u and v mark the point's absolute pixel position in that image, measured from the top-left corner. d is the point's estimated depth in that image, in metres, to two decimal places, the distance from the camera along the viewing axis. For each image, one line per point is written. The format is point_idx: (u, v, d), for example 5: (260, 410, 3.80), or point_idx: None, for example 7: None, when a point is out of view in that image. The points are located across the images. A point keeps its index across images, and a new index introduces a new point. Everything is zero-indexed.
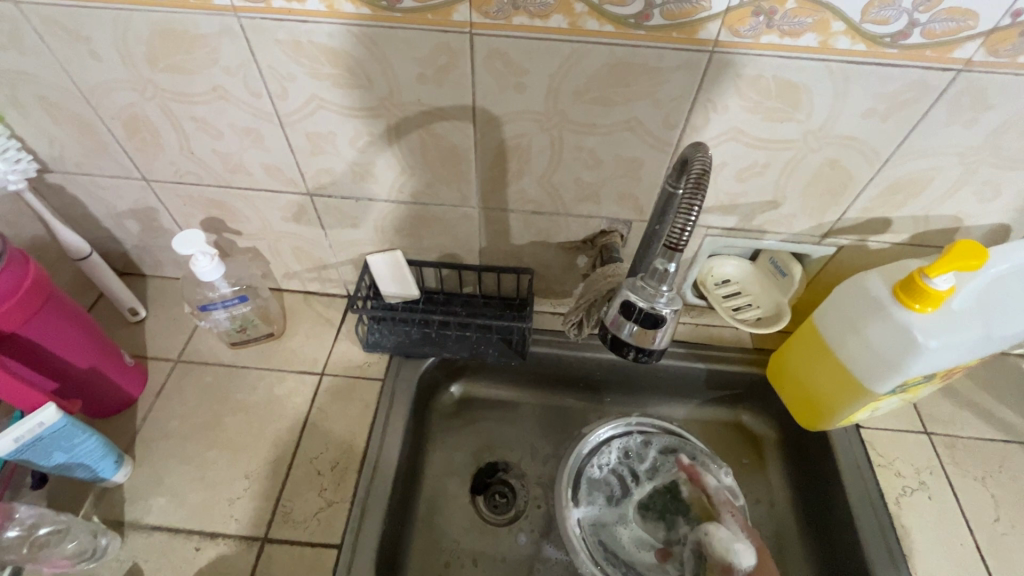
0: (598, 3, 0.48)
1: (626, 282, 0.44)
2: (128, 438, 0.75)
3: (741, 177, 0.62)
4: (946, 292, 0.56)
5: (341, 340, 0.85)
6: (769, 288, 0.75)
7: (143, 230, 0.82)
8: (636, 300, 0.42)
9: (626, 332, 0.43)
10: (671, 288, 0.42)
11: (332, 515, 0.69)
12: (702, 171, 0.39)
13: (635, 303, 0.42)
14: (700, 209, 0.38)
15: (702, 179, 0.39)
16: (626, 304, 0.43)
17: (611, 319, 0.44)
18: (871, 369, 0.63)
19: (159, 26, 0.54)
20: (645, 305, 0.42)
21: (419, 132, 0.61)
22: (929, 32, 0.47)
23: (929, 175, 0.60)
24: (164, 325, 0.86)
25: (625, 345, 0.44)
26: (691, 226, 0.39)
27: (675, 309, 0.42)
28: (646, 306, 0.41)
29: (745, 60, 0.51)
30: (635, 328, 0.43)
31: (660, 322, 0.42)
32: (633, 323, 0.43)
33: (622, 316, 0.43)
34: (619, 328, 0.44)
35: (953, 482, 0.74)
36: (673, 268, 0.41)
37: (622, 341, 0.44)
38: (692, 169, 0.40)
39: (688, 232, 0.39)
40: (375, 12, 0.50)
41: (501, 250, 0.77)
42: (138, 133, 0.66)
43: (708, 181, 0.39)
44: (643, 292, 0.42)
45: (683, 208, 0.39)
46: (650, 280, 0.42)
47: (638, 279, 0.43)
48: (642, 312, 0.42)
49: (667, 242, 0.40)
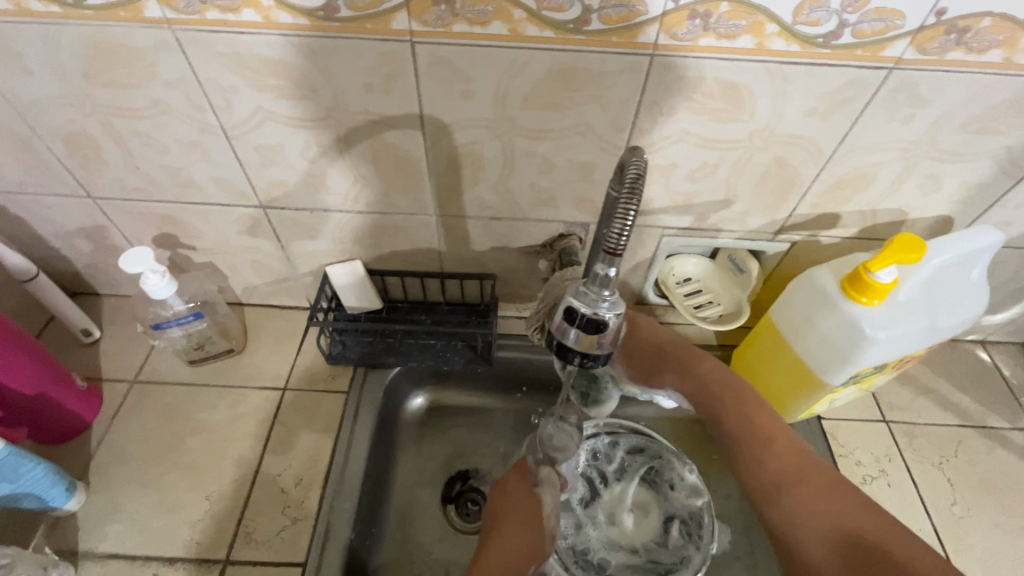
0: (536, 9, 0.48)
1: (570, 288, 0.44)
2: (82, 464, 0.73)
3: (693, 177, 0.63)
4: (890, 284, 0.58)
5: (304, 353, 0.84)
6: (728, 286, 0.76)
7: (93, 248, 0.79)
8: (578, 305, 0.42)
9: (571, 338, 0.43)
10: (613, 292, 0.42)
11: (297, 532, 0.68)
12: (637, 174, 0.40)
13: (577, 309, 0.42)
14: (636, 213, 0.38)
15: (638, 183, 0.39)
16: (569, 310, 0.43)
17: (556, 326, 0.44)
18: (826, 361, 0.64)
19: (90, 40, 0.52)
20: (587, 310, 0.42)
21: (370, 141, 0.61)
22: (860, 32, 0.48)
23: (873, 170, 0.61)
24: (120, 345, 0.84)
25: (570, 350, 0.44)
26: (628, 230, 0.38)
27: (618, 313, 0.42)
28: (589, 312, 0.41)
29: (686, 62, 0.51)
30: (580, 334, 0.43)
31: (603, 326, 0.42)
32: (576, 329, 0.42)
33: (566, 322, 0.43)
34: (564, 334, 0.43)
35: (911, 468, 0.75)
36: (614, 273, 0.41)
37: (568, 347, 0.44)
38: (627, 173, 0.40)
39: (625, 236, 0.39)
40: (314, 22, 0.50)
41: (462, 256, 0.77)
42: (78, 149, 0.64)
43: (643, 184, 0.39)
44: (584, 297, 0.42)
45: (620, 212, 0.39)
46: (591, 285, 0.42)
47: (581, 285, 0.43)
48: (585, 318, 0.42)
49: (606, 247, 0.39)
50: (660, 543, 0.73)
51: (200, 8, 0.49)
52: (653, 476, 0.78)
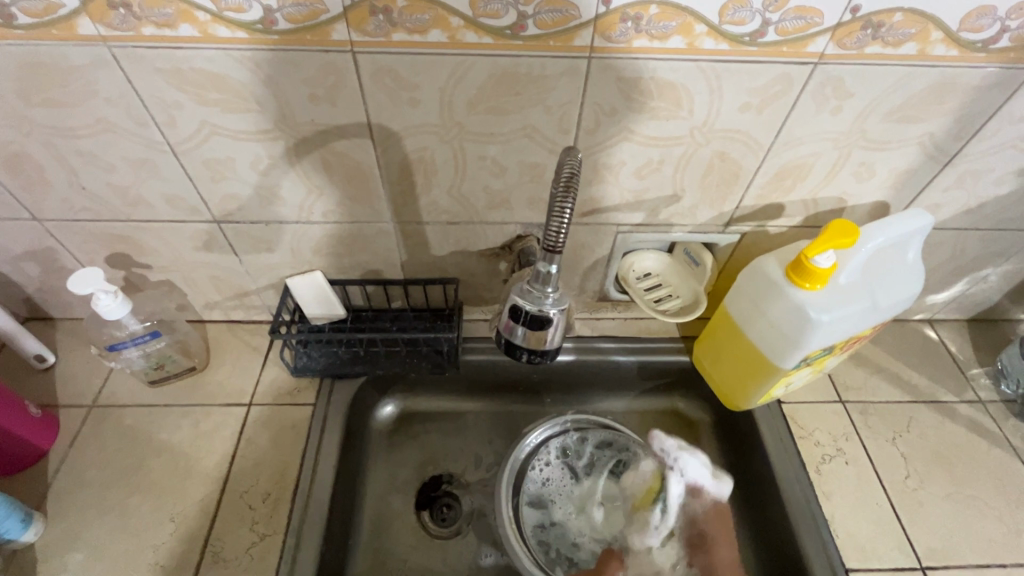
0: (473, 16, 0.49)
1: (514, 287, 0.46)
2: (39, 493, 0.71)
3: (641, 175, 0.65)
4: (829, 269, 0.60)
5: (269, 367, 0.83)
6: (685, 279, 0.77)
7: (43, 271, 0.77)
8: (523, 303, 0.45)
9: (519, 336, 0.46)
10: (555, 288, 0.45)
11: (265, 548, 0.67)
12: (571, 173, 0.41)
13: (522, 307, 0.45)
14: (571, 211, 0.40)
15: (573, 182, 0.41)
16: (515, 307, 0.45)
17: (503, 325, 0.46)
18: (778, 347, 0.66)
19: (24, 60, 0.52)
20: (533, 307, 0.44)
21: (319, 151, 0.61)
22: (783, 30, 0.50)
23: (810, 161, 0.64)
24: (76, 369, 0.82)
25: (518, 348, 0.46)
26: (565, 227, 0.41)
27: (562, 308, 0.45)
28: (534, 309, 0.44)
29: (623, 63, 0.53)
30: (526, 330, 0.45)
31: (548, 321, 0.45)
32: (523, 326, 0.45)
33: (513, 321, 0.45)
34: (512, 333, 0.46)
35: (867, 445, 0.78)
36: (555, 270, 0.44)
37: (517, 344, 0.46)
38: (562, 173, 0.42)
39: (563, 232, 0.41)
40: (253, 35, 0.50)
41: (423, 262, 0.77)
42: (20, 171, 0.63)
43: (577, 183, 0.41)
44: (529, 296, 0.44)
45: (556, 211, 0.40)
46: (533, 283, 0.45)
47: (525, 283, 0.46)
48: (531, 314, 0.44)
49: (545, 246, 0.42)
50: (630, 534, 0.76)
51: (136, 24, 0.49)
52: (621, 468, 0.80)
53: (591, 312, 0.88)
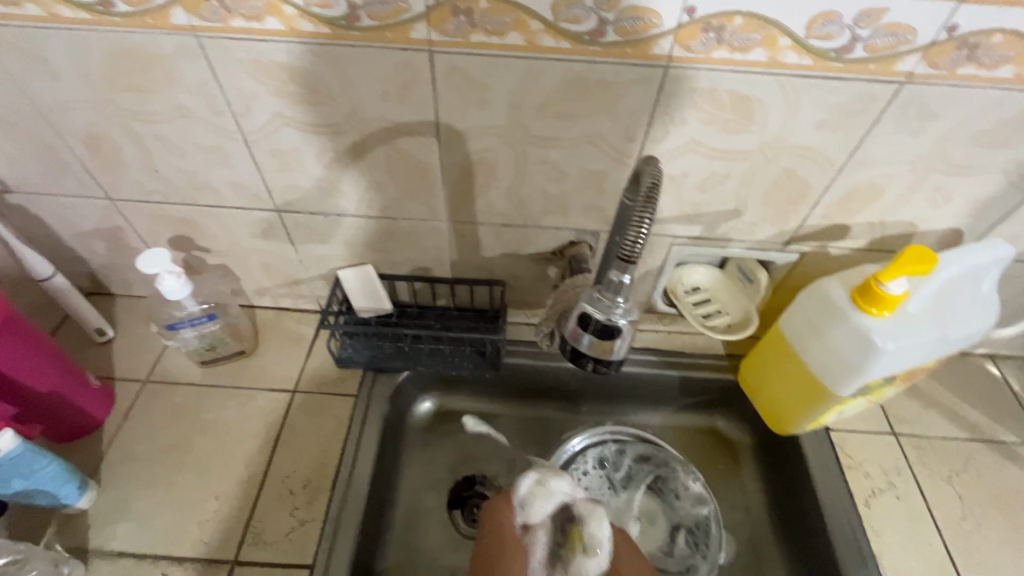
0: (553, 20, 0.49)
1: (583, 294, 0.45)
2: (94, 462, 0.73)
3: (703, 188, 0.64)
4: (900, 296, 0.58)
5: (314, 355, 0.84)
6: (736, 296, 0.75)
7: (109, 248, 0.81)
8: (592, 312, 0.44)
9: (586, 344, 0.45)
10: (625, 298, 0.43)
11: (304, 534, 0.68)
12: (652, 184, 0.41)
13: (591, 315, 0.44)
14: (651, 222, 0.40)
15: (654, 193, 0.40)
16: (583, 315, 0.45)
17: (570, 332, 0.46)
18: (835, 373, 0.64)
19: (116, 46, 0.54)
20: (602, 316, 0.43)
21: (385, 147, 0.62)
22: (871, 46, 0.49)
23: (883, 183, 0.61)
24: (132, 345, 0.85)
25: (583, 356, 0.46)
26: (643, 238, 0.40)
27: (631, 320, 0.43)
28: (603, 318, 0.43)
29: (699, 73, 0.52)
30: (593, 339, 0.44)
31: (617, 331, 0.44)
32: (591, 335, 0.44)
33: (581, 328, 0.45)
34: (579, 341, 0.45)
35: (920, 482, 0.75)
36: (628, 280, 0.43)
37: (582, 352, 0.46)
38: (643, 182, 0.41)
39: (640, 243, 0.40)
40: (334, 30, 0.51)
41: (473, 262, 0.78)
42: (100, 152, 0.66)
43: (658, 194, 0.40)
44: (598, 306, 0.43)
45: (635, 221, 0.40)
46: (604, 293, 0.44)
47: (596, 291, 0.45)
48: (598, 323, 0.44)
49: (621, 255, 0.41)
50: (667, 552, 0.74)
51: (225, 16, 0.51)
52: (659, 485, 0.79)
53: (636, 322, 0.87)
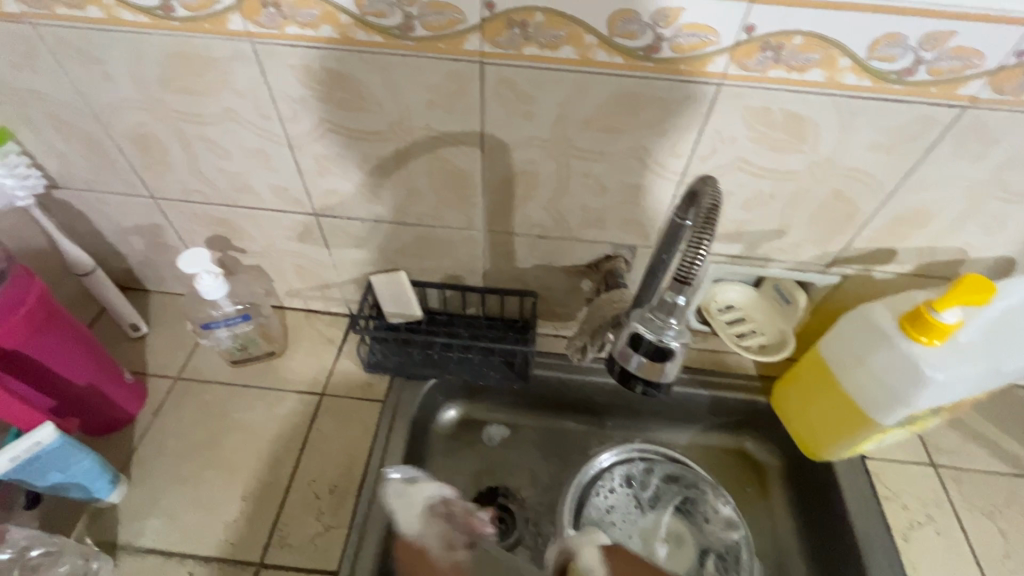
0: (608, 35, 0.48)
1: (634, 315, 0.45)
2: (124, 456, 0.74)
3: (748, 207, 0.63)
4: (953, 326, 0.56)
5: (342, 359, 0.84)
6: (771, 316, 0.74)
7: (147, 246, 0.82)
8: (644, 334, 0.44)
9: (636, 365, 0.45)
10: (678, 320, 0.43)
11: (329, 540, 0.68)
12: (711, 207, 0.40)
13: (642, 337, 0.44)
14: (709, 246, 0.39)
15: (714, 215, 0.40)
16: (634, 336, 0.45)
17: (619, 352, 0.46)
18: (878, 401, 0.62)
19: (172, 49, 0.55)
20: (654, 339, 0.43)
21: (428, 155, 0.62)
22: (935, 69, 0.47)
23: (935, 208, 0.60)
24: (164, 341, 0.86)
25: (634, 377, 0.46)
26: (700, 261, 0.39)
27: (684, 342, 0.43)
28: (655, 339, 0.43)
29: (753, 92, 0.51)
30: (644, 359, 0.44)
31: (669, 353, 0.44)
32: (642, 356, 0.44)
33: (632, 349, 0.45)
34: (630, 362, 0.45)
35: (960, 516, 0.73)
36: (681, 302, 0.43)
37: (632, 373, 0.46)
38: (701, 204, 0.40)
39: (697, 266, 0.40)
40: (387, 39, 0.51)
41: (506, 272, 0.77)
42: (147, 151, 0.67)
43: (717, 217, 0.39)
44: (651, 328, 0.44)
45: (692, 244, 0.39)
46: (657, 315, 0.44)
47: (646, 311, 0.45)
48: (650, 345, 0.43)
49: (677, 277, 0.41)
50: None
51: (281, 23, 0.51)
52: (688, 506, 0.77)
53: None
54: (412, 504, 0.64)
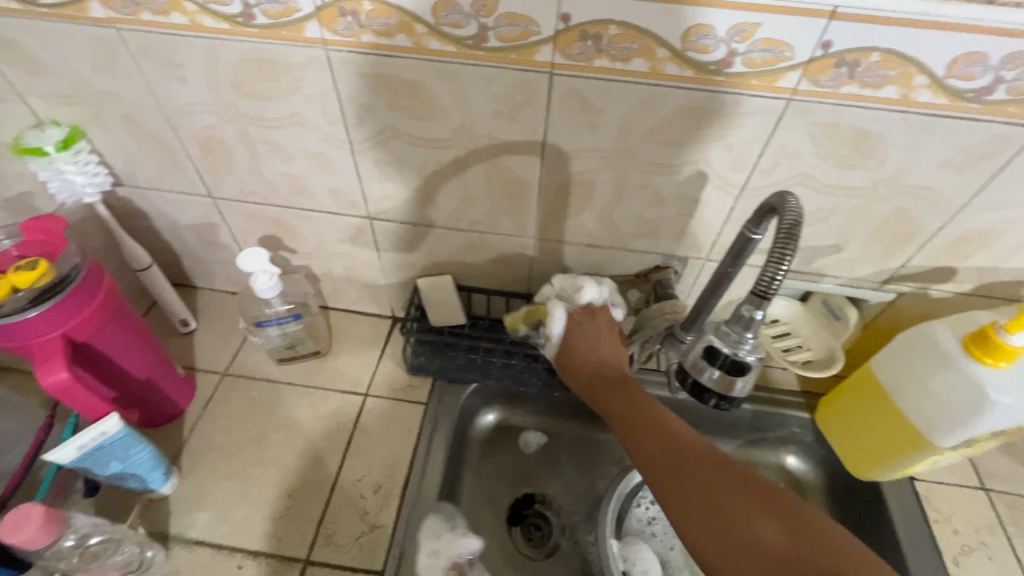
0: (681, 49, 0.49)
1: (708, 328, 0.45)
2: (175, 449, 0.76)
3: (806, 222, 0.62)
4: (1021, 348, 0.55)
5: (385, 360, 0.85)
6: (818, 331, 0.72)
7: (201, 244, 0.84)
8: (720, 346, 0.44)
9: (709, 379, 0.45)
10: (755, 335, 0.43)
11: (374, 539, 0.68)
12: (793, 223, 0.39)
13: (718, 349, 0.44)
14: (791, 262, 0.38)
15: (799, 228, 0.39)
16: (709, 349, 0.44)
17: (693, 364, 0.45)
18: (938, 423, 0.61)
19: (248, 55, 0.56)
20: (731, 352, 0.43)
21: (487, 163, 0.63)
22: (1015, 89, 0.47)
23: (1001, 228, 0.59)
24: (213, 337, 0.88)
25: (708, 391, 0.45)
26: (781, 277, 0.39)
27: (758, 356, 0.43)
28: (730, 352, 0.43)
29: (823, 107, 0.51)
30: (717, 373, 0.44)
31: (745, 368, 0.44)
32: (718, 370, 0.44)
33: (707, 361, 0.44)
34: (704, 376, 0.45)
35: (1014, 544, 0.71)
36: (759, 317, 0.42)
37: (705, 387, 0.45)
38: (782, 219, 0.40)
39: (777, 281, 0.40)
40: (459, 49, 0.52)
41: (552, 280, 0.78)
42: (211, 153, 0.69)
43: (801, 232, 0.38)
44: (727, 341, 0.43)
45: (773, 259, 0.39)
46: (733, 328, 0.44)
47: (721, 324, 0.45)
48: (726, 358, 0.43)
49: (756, 291, 0.41)
50: None
51: (357, 31, 0.52)
52: None
53: None
54: (434, 563, 0.65)
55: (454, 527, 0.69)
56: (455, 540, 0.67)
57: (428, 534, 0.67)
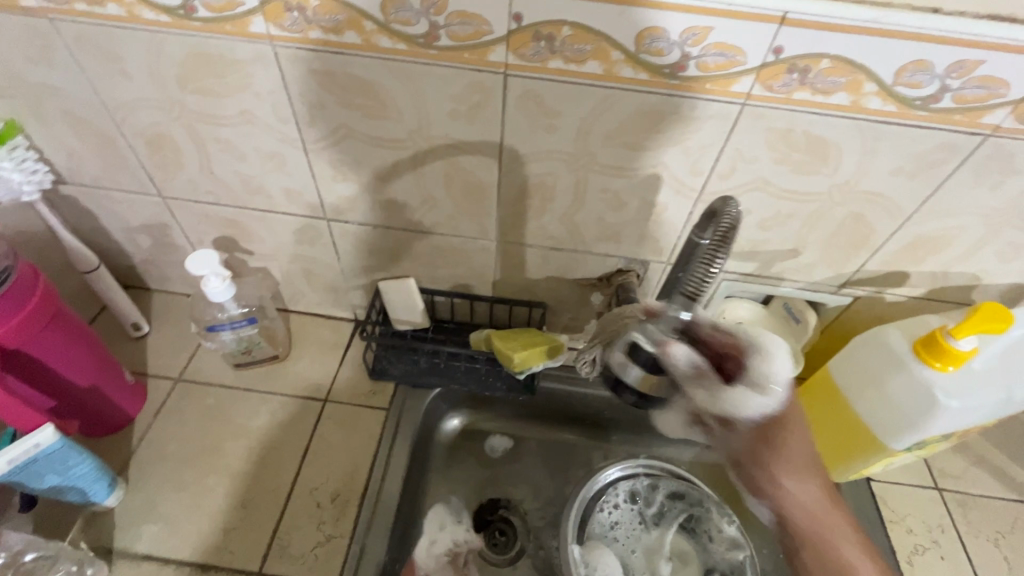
0: (635, 52, 0.48)
1: (631, 327, 0.53)
2: (123, 459, 0.73)
3: (764, 226, 0.62)
4: (968, 353, 0.56)
5: (347, 365, 0.83)
6: (782, 335, 0.73)
7: (153, 244, 0.81)
8: (643, 344, 0.51)
9: (632, 373, 0.53)
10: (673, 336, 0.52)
11: (330, 550, 0.66)
12: (725, 233, 0.45)
13: (642, 347, 0.52)
14: (717, 267, 0.46)
15: (732, 232, 0.46)
16: (633, 346, 0.52)
17: (619, 361, 0.54)
18: (890, 427, 0.62)
19: (192, 49, 0.54)
20: (651, 349, 0.51)
21: (445, 164, 0.61)
22: (961, 97, 0.47)
23: (952, 233, 0.60)
24: (166, 342, 0.84)
25: (625, 383, 0.56)
26: (706, 279, 0.46)
27: (685, 354, 0.50)
28: (651, 349, 0.51)
29: (777, 113, 0.51)
30: (639, 371, 0.53)
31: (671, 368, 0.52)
32: (639, 366, 0.53)
33: (630, 359, 0.53)
34: (627, 372, 0.53)
35: (965, 542, 0.72)
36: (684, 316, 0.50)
37: (624, 378, 0.55)
38: (719, 222, 0.46)
39: (702, 283, 0.46)
40: (411, 48, 0.51)
41: (516, 282, 0.77)
42: (159, 150, 0.66)
43: (730, 240, 0.45)
44: (649, 341, 0.51)
45: (704, 260, 0.46)
46: (656, 331, 0.51)
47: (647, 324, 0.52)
48: (647, 356, 0.52)
49: (685, 292, 0.47)
50: None
51: (305, 27, 0.50)
52: (692, 524, 0.77)
53: None
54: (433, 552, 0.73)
55: (458, 522, 0.76)
56: (456, 534, 0.75)
57: (434, 521, 0.76)
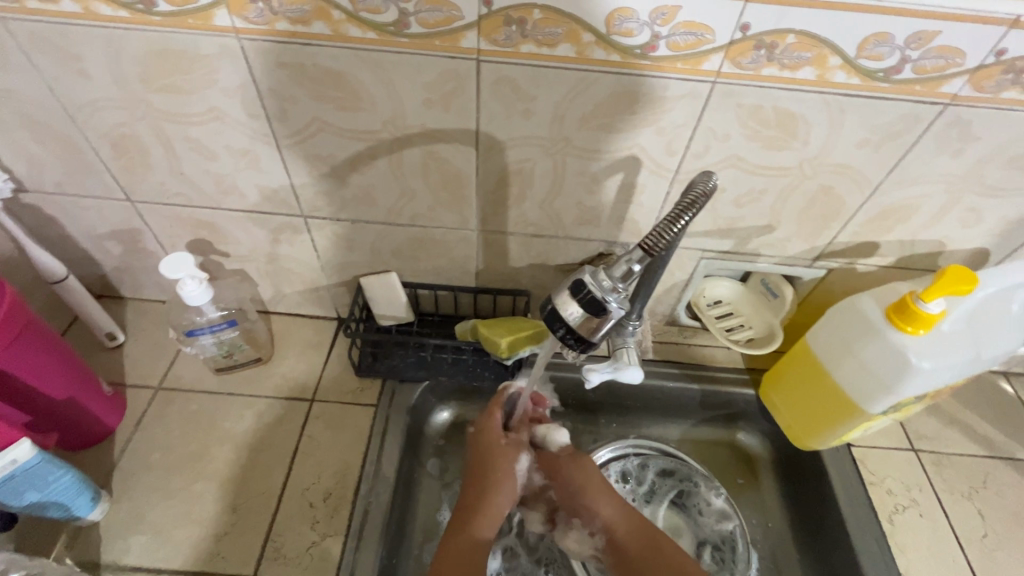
0: (606, 33, 0.48)
1: (585, 269, 0.46)
2: (106, 472, 0.71)
3: (739, 203, 0.64)
4: (938, 315, 0.58)
5: (332, 364, 0.82)
6: (760, 310, 0.76)
7: (125, 251, 0.78)
8: (589, 282, 0.44)
9: (570, 314, 0.44)
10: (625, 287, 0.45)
11: (326, 549, 0.66)
12: (702, 194, 0.43)
13: (587, 285, 0.44)
14: (687, 222, 0.41)
15: (702, 200, 0.42)
16: (578, 284, 0.44)
17: (558, 297, 0.45)
18: (867, 391, 0.64)
19: (154, 45, 0.53)
20: (598, 290, 0.44)
21: (423, 155, 0.61)
22: (921, 68, 0.49)
23: (918, 202, 0.62)
24: (144, 350, 0.82)
25: (559, 321, 0.45)
26: (671, 234, 0.41)
27: (622, 308, 0.44)
28: (597, 293, 0.43)
29: (747, 89, 0.52)
30: (580, 311, 0.44)
31: (605, 309, 0.44)
32: (579, 304, 0.44)
33: (571, 295, 0.44)
34: (565, 309, 0.44)
35: (941, 498, 0.75)
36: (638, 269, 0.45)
37: (558, 316, 0.45)
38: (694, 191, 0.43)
39: (665, 239, 0.41)
40: (381, 36, 0.50)
41: (499, 272, 0.77)
42: (125, 152, 0.64)
43: (703, 204, 0.42)
44: (599, 281, 0.44)
45: (675, 214, 0.41)
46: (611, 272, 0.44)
47: (598, 268, 0.45)
48: (589, 295, 0.43)
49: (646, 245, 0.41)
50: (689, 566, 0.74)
51: (271, 18, 0.49)
52: (681, 500, 0.78)
53: (657, 335, 0.87)
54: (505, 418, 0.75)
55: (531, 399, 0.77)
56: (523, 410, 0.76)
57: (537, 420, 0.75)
